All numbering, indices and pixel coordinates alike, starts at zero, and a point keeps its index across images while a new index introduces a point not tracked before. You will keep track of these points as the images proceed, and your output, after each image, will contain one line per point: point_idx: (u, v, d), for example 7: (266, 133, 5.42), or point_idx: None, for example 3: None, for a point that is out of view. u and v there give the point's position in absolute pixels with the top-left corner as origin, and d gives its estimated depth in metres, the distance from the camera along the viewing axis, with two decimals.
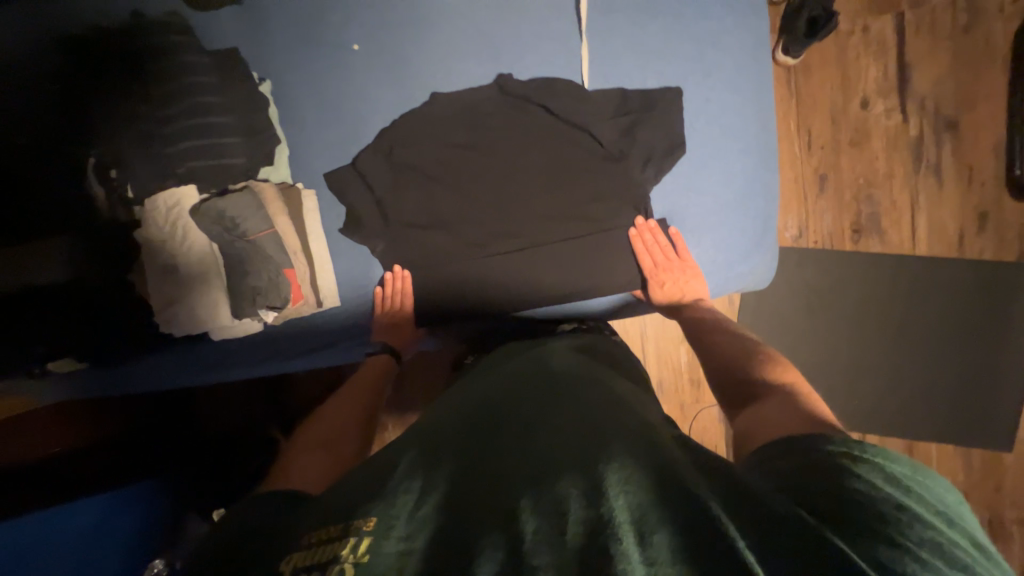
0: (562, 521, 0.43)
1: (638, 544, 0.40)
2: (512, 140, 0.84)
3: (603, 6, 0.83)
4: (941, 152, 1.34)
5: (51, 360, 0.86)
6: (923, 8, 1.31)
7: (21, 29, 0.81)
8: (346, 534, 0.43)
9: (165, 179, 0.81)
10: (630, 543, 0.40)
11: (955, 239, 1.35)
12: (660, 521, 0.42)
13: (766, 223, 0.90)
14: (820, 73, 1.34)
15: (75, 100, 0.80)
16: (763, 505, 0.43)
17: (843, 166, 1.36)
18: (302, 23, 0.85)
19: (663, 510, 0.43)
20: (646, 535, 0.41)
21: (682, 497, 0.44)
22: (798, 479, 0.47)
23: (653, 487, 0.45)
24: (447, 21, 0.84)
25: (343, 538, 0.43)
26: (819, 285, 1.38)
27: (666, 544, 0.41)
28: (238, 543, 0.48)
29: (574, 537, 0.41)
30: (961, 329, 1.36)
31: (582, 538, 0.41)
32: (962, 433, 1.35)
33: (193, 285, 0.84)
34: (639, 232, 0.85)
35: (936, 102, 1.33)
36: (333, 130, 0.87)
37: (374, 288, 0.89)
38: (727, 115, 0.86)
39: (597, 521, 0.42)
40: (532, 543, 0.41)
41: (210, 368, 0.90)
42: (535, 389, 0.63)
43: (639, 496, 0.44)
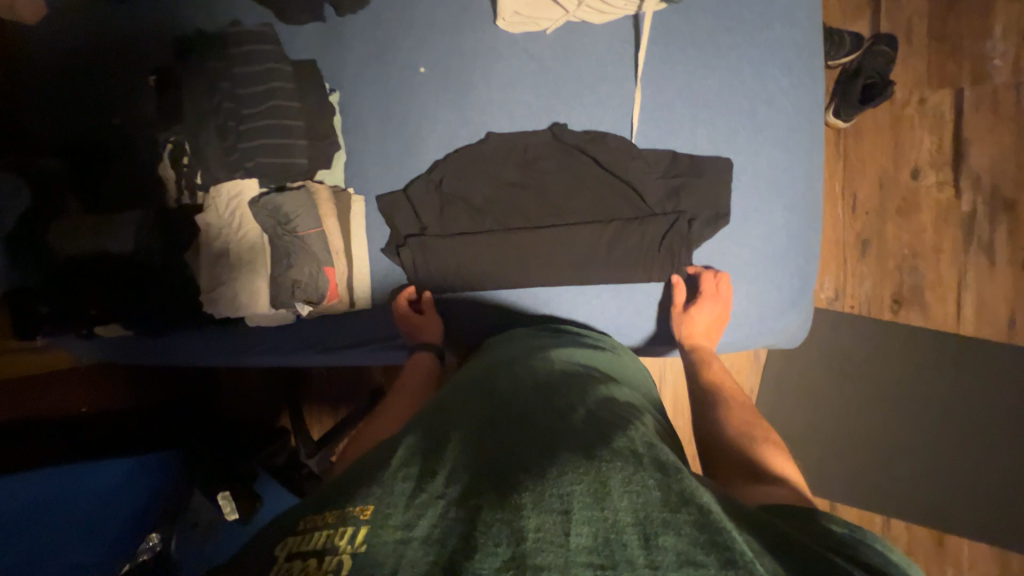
0: (566, 521, 0.40)
1: (642, 547, 0.39)
2: (557, 170, 0.87)
3: (660, 55, 0.87)
4: (995, 232, 1.30)
5: (99, 325, 0.93)
6: (984, 87, 1.30)
7: (147, 35, 0.95)
8: (343, 523, 0.42)
9: (233, 171, 0.88)
10: (632, 546, 0.39)
11: (1004, 323, 1.29)
12: (665, 523, 0.40)
13: (804, 281, 0.88)
14: (872, 138, 1.33)
15: (171, 94, 0.91)
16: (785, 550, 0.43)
17: (888, 234, 1.32)
18: (377, 44, 0.92)
19: (669, 513, 0.41)
20: (652, 538, 0.40)
21: (687, 502, 0.42)
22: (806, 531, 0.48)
23: (656, 490, 0.43)
24: (510, 55, 0.89)
25: (341, 527, 0.42)
26: (853, 352, 1.32)
27: (672, 547, 0.39)
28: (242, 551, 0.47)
29: (578, 538, 0.40)
30: (1007, 420, 1.28)
31: (586, 539, 0.40)
32: (1001, 533, 1.25)
33: (240, 271, 0.88)
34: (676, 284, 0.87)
35: (993, 180, 1.29)
36: (391, 143, 0.92)
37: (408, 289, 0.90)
38: (774, 170, 0.86)
39: (601, 525, 0.40)
40: (533, 541, 0.39)
41: (237, 352, 0.96)
42: (539, 384, 0.62)
43: (643, 498, 0.42)
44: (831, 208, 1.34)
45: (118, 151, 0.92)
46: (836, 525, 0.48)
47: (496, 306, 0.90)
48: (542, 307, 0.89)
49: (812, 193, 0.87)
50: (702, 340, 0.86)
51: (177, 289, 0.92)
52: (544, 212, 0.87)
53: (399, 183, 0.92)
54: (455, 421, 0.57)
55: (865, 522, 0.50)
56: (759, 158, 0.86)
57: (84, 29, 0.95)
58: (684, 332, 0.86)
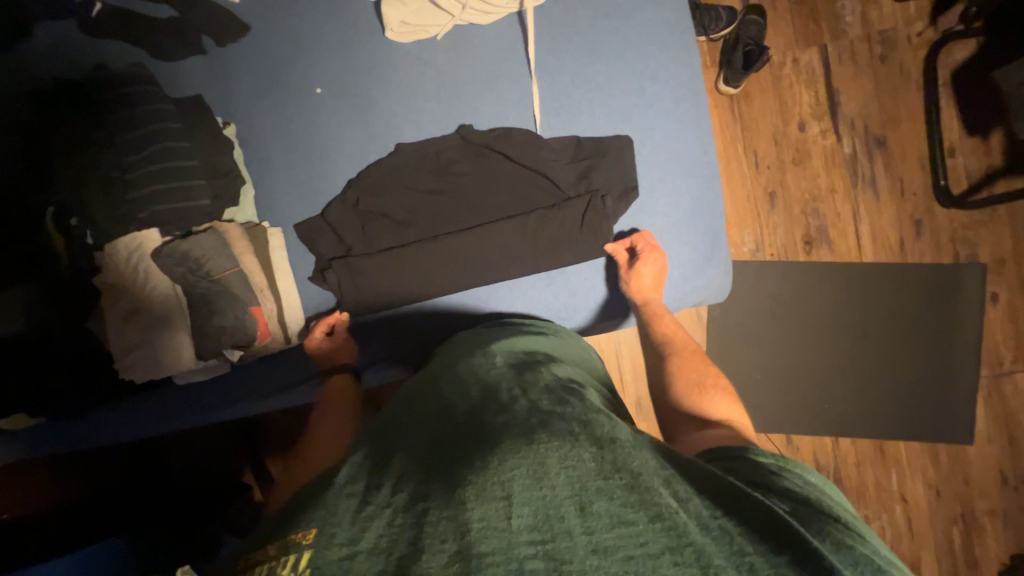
0: (508, 506, 0.42)
1: (579, 517, 0.42)
2: (472, 171, 0.88)
3: (550, 47, 0.91)
4: (874, 167, 1.46)
5: (2, 417, 0.82)
6: (842, 41, 1.46)
7: (1, 91, 0.85)
8: (284, 553, 0.41)
9: (126, 226, 0.82)
10: (570, 517, 0.42)
11: (896, 246, 1.45)
12: (599, 491, 0.44)
13: (716, 239, 0.95)
14: (760, 99, 1.45)
15: (40, 151, 0.83)
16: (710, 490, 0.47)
17: (789, 183, 1.45)
18: (267, 70, 0.89)
19: (602, 480, 0.44)
20: (588, 506, 0.42)
21: (620, 468, 0.45)
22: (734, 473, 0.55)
23: (591, 461, 0.46)
24: (406, 65, 0.90)
25: (282, 557, 0.40)
26: (779, 294, 1.44)
27: (606, 512, 0.42)
28: None
29: (519, 520, 0.42)
30: (914, 330, 1.44)
31: (527, 520, 0.42)
32: (926, 430, 1.41)
33: (157, 328, 0.82)
34: (617, 249, 0.89)
35: (864, 123, 1.46)
36: (299, 168, 0.90)
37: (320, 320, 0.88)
38: (672, 141, 0.93)
39: (540, 503, 0.43)
40: (477, 531, 0.41)
41: (172, 416, 0.89)
42: (481, 379, 0.63)
43: (579, 471, 0.45)
44: (737, 168, 1.45)
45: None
46: (757, 461, 0.56)
47: (436, 313, 0.91)
48: (482, 306, 0.91)
49: (710, 156, 0.94)
50: (651, 293, 0.90)
51: (91, 362, 0.84)
52: (466, 214, 0.88)
53: (315, 207, 0.90)
54: (402, 429, 0.57)
55: (778, 454, 0.58)
56: (656, 132, 0.92)
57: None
58: (634, 291, 0.89)
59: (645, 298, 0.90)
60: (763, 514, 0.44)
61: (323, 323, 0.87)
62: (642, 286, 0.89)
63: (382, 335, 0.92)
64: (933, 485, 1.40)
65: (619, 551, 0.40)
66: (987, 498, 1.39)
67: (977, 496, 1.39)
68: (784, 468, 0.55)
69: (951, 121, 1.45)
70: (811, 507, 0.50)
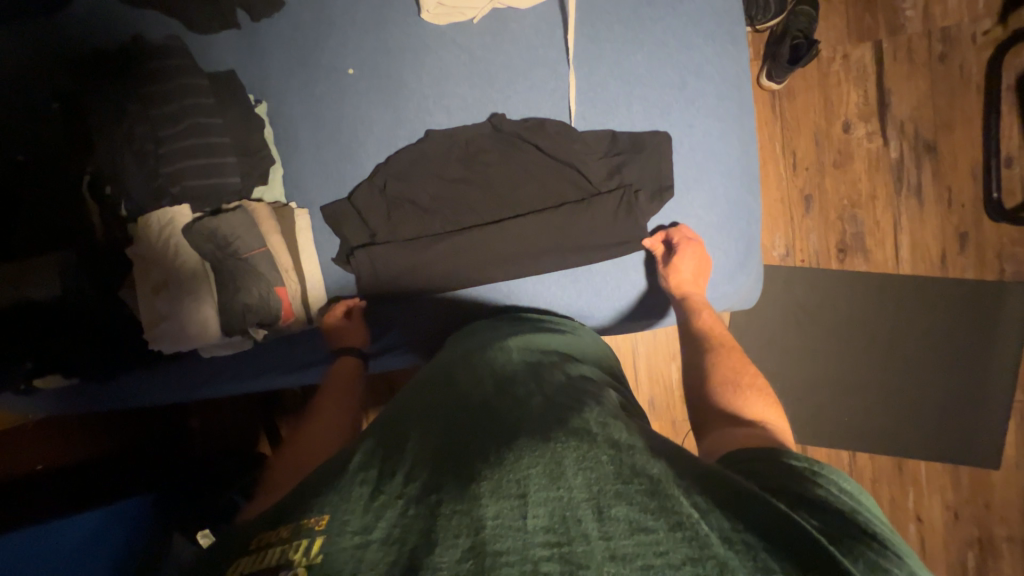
0: (523, 505, 0.41)
1: (596, 520, 0.40)
2: (500, 161, 0.87)
3: (589, 36, 0.88)
4: (922, 174, 1.38)
5: (37, 378, 0.85)
6: (899, 37, 1.37)
7: (41, 60, 0.87)
8: (298, 536, 0.41)
9: (159, 200, 0.83)
10: (586, 521, 0.40)
11: (938, 258, 1.38)
12: (617, 495, 0.42)
13: (749, 245, 0.92)
14: (804, 96, 1.38)
15: (76, 120, 0.84)
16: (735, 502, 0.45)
17: (827, 187, 1.39)
18: (301, 48, 0.89)
19: (620, 484, 0.43)
20: (604, 510, 0.41)
21: (638, 475, 0.44)
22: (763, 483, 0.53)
23: (609, 465, 0.45)
24: (440, 49, 0.89)
25: (294, 541, 0.41)
26: (807, 302, 1.39)
27: (623, 517, 0.41)
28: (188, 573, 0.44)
29: (534, 520, 0.40)
30: (947, 347, 1.38)
31: (542, 520, 0.40)
32: (951, 451, 1.36)
33: (185, 301, 0.84)
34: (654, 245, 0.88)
35: (915, 126, 1.37)
36: (328, 150, 0.90)
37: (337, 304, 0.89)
38: (710, 139, 0.89)
39: (557, 504, 0.41)
40: (491, 528, 0.40)
41: (195, 386, 0.92)
42: (496, 373, 0.62)
43: (596, 473, 0.44)
44: (773, 169, 1.39)
45: (27, 188, 0.83)
46: (789, 463, 0.55)
47: (456, 304, 0.90)
48: (502, 301, 0.90)
49: (748, 158, 0.91)
50: (691, 287, 0.88)
51: (119, 329, 0.87)
52: (494, 205, 0.87)
53: (342, 190, 0.90)
54: (415, 417, 0.57)
55: (814, 460, 0.55)
56: (694, 130, 0.89)
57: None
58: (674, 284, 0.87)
59: (685, 292, 0.88)
60: (791, 529, 0.42)
61: (341, 304, 0.89)
62: (684, 279, 0.87)
63: (400, 320, 0.93)
64: (951, 506, 1.36)
65: (637, 559, 0.38)
66: (1009, 524, 1.34)
67: (998, 521, 1.35)
68: (815, 475, 0.53)
69: (1011, 129, 1.36)
70: (848, 526, 0.46)
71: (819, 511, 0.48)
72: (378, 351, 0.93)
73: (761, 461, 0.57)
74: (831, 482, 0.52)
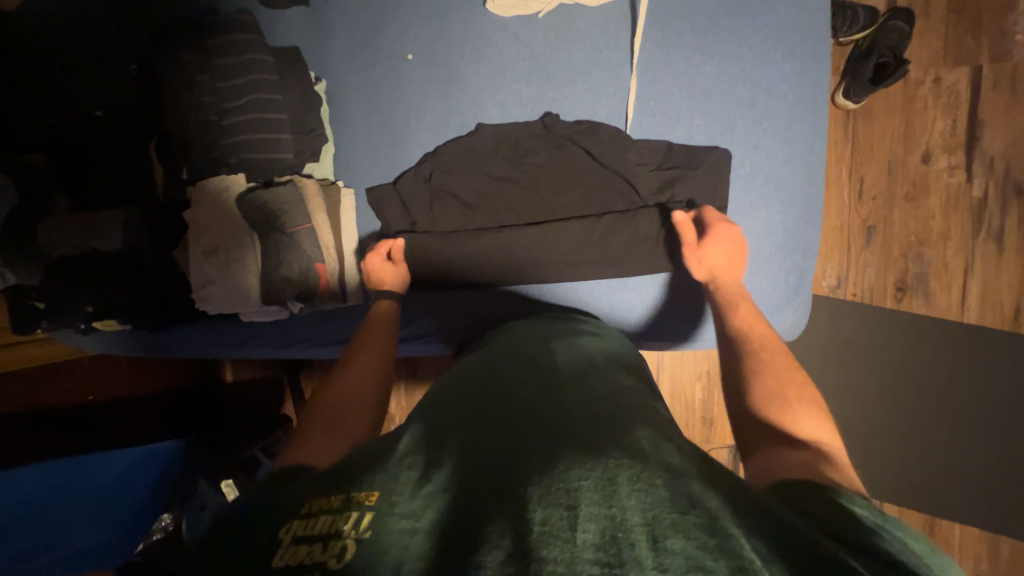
0: (573, 516, 0.37)
1: (650, 549, 0.35)
2: (549, 163, 0.86)
3: (658, 42, 0.86)
4: (1006, 218, 1.26)
5: (97, 320, 0.92)
6: (1003, 63, 1.24)
7: (122, 21, 0.91)
8: (347, 509, 0.42)
9: (218, 168, 0.87)
10: (640, 547, 0.35)
11: (1010, 312, 1.27)
12: (675, 525, 0.37)
13: (800, 278, 0.88)
14: (882, 119, 1.28)
15: (151, 85, 0.90)
16: (808, 563, 0.37)
17: (895, 220, 1.28)
18: (364, 29, 0.90)
19: (678, 514, 0.38)
20: (660, 539, 0.36)
21: (696, 507, 0.39)
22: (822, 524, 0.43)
23: (664, 489, 0.40)
24: (502, 43, 0.88)
25: (345, 512, 0.41)
26: (852, 340, 1.31)
27: (681, 551, 0.35)
28: (238, 517, 0.43)
29: (584, 535, 0.36)
30: (1009, 408, 1.26)
31: (592, 536, 0.36)
32: (993, 519, 1.26)
33: (232, 267, 0.87)
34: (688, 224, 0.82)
35: (1007, 164, 1.25)
36: (379, 134, 0.91)
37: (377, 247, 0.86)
38: (774, 163, 0.87)
39: (608, 522, 0.37)
40: (538, 536, 0.36)
41: (235, 345, 0.96)
42: (543, 374, 0.60)
43: (651, 497, 0.39)
44: (836, 193, 1.29)
45: (109, 142, 0.89)
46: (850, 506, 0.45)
47: (485, 300, 0.90)
48: (531, 302, 0.89)
49: (813, 187, 0.87)
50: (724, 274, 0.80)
51: (167, 286, 0.91)
52: (536, 207, 0.86)
53: (388, 175, 0.91)
54: (461, 408, 0.56)
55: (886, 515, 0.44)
56: (758, 151, 0.86)
57: (49, 7, 0.89)
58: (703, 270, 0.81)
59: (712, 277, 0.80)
60: None
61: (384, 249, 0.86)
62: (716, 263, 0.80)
63: (431, 307, 0.92)
64: None
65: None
66: None
67: None
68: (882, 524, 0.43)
69: None
70: None
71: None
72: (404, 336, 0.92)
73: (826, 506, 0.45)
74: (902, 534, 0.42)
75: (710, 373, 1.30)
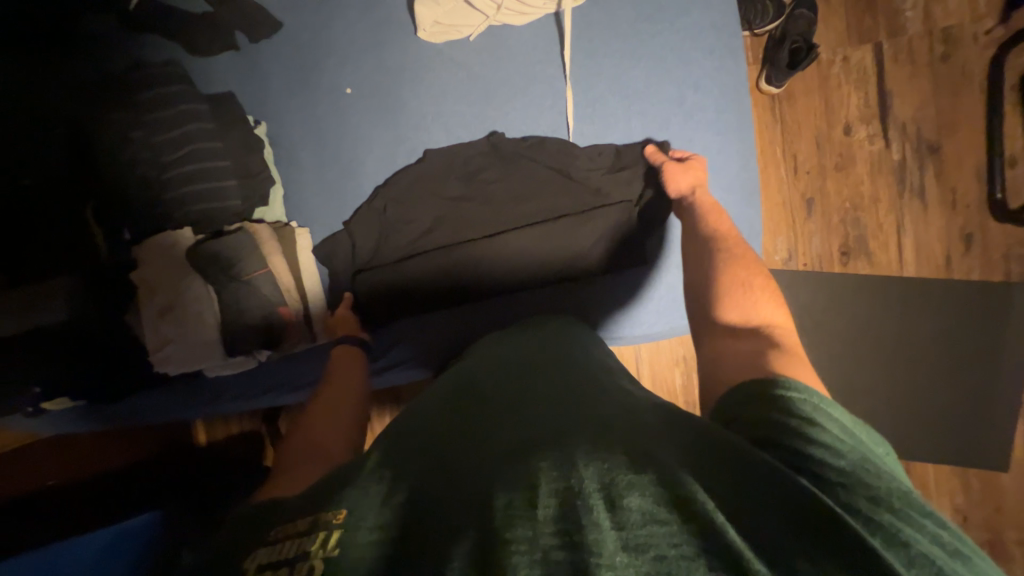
0: (533, 496, 0.39)
1: (607, 510, 0.37)
2: (500, 178, 0.88)
3: (587, 52, 0.91)
4: (925, 176, 1.37)
5: (46, 400, 0.86)
6: (899, 38, 1.36)
7: (32, 81, 0.86)
8: (316, 529, 0.41)
9: (164, 223, 0.85)
10: (598, 511, 0.37)
11: (943, 260, 1.37)
12: (630, 485, 0.39)
13: (751, 257, 0.93)
14: (804, 99, 1.37)
15: (77, 146, 0.85)
16: (757, 486, 0.41)
17: (830, 190, 1.38)
18: (299, 67, 0.90)
19: (634, 474, 0.40)
20: (617, 500, 0.38)
21: (649, 464, 0.41)
22: (769, 435, 0.48)
23: (621, 455, 0.42)
24: (440, 68, 0.90)
25: (313, 533, 0.41)
26: (809, 307, 1.38)
27: (637, 507, 0.37)
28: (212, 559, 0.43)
29: (545, 510, 0.38)
30: (957, 348, 1.36)
31: (553, 510, 0.38)
32: (961, 454, 1.35)
33: (189, 323, 0.84)
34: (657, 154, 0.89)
35: (917, 127, 1.36)
36: (328, 169, 0.90)
37: (346, 292, 0.89)
38: (709, 153, 0.92)
39: (567, 494, 0.39)
40: (503, 518, 0.37)
41: (207, 403, 0.92)
42: (505, 372, 0.62)
43: (607, 464, 0.41)
44: (774, 172, 1.37)
45: (35, 209, 0.83)
46: (783, 399, 0.51)
47: (456, 321, 0.90)
48: (500, 315, 0.90)
49: (749, 170, 0.93)
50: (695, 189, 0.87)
51: (124, 351, 0.87)
52: (494, 218, 0.87)
53: (343, 209, 0.90)
54: (430, 416, 0.56)
55: (813, 393, 0.52)
56: (693, 144, 0.92)
57: None
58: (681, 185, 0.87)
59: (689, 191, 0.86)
60: (813, 508, 0.38)
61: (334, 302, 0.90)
62: (689, 227, 0.84)
63: (406, 334, 0.91)
64: (961, 510, 1.34)
65: (652, 549, 0.34)
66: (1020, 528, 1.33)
67: (1009, 524, 1.34)
68: (817, 411, 0.49)
69: (1014, 129, 1.35)
70: (871, 489, 0.42)
71: (838, 488, 0.43)
72: (381, 364, 0.91)
73: (767, 395, 0.53)
74: (830, 419, 0.49)
75: (686, 358, 1.34)
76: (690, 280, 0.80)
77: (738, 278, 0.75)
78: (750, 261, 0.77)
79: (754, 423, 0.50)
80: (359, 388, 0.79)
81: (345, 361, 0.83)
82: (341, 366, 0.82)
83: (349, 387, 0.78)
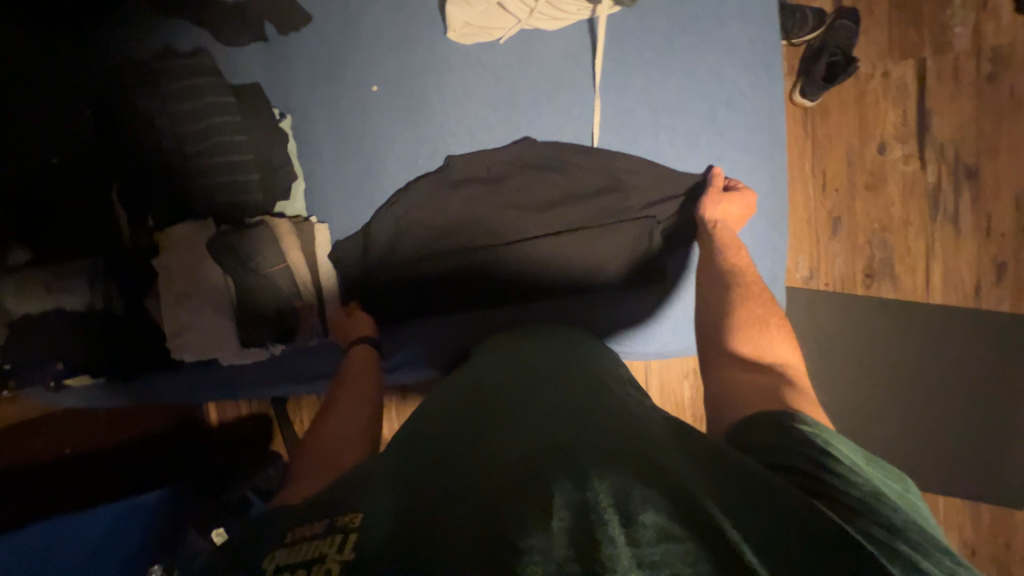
0: (546, 506, 0.38)
1: (622, 526, 0.36)
2: (522, 184, 0.86)
3: (618, 60, 0.89)
4: (960, 200, 1.32)
5: (69, 377, 0.88)
6: (945, 55, 1.30)
7: (63, 62, 0.87)
8: (332, 533, 0.41)
9: (188, 212, 0.85)
10: (613, 526, 0.36)
11: (972, 289, 1.33)
12: (645, 500, 0.38)
13: (772, 280, 0.91)
14: (839, 113, 1.32)
15: (105, 130, 0.86)
16: (776, 513, 0.40)
17: (858, 210, 1.33)
18: (326, 62, 0.89)
19: (647, 490, 0.39)
20: (632, 515, 0.37)
21: (661, 479, 0.41)
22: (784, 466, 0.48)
23: (634, 470, 0.41)
24: (467, 69, 0.89)
25: (331, 538, 0.40)
26: (828, 328, 1.34)
27: (652, 523, 0.36)
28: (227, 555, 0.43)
29: (559, 522, 0.37)
30: (978, 379, 1.32)
31: (567, 522, 0.37)
32: (974, 487, 1.31)
33: (206, 311, 0.85)
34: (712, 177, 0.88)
35: (956, 149, 1.31)
36: (350, 166, 0.90)
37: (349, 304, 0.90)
38: (736, 170, 0.90)
39: (581, 504, 0.38)
40: (516, 527, 0.36)
41: (217, 391, 0.93)
42: (517, 377, 0.61)
43: (621, 478, 0.41)
44: (802, 187, 1.33)
45: (61, 191, 0.85)
46: (795, 430, 0.51)
47: (469, 323, 0.89)
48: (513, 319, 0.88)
49: (776, 191, 0.91)
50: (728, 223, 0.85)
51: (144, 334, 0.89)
52: (513, 225, 0.86)
53: (362, 207, 0.91)
54: (440, 419, 0.55)
55: (825, 427, 0.52)
56: (720, 161, 0.90)
57: None
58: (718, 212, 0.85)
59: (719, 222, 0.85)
60: (832, 538, 0.38)
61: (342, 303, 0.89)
62: (710, 247, 0.83)
63: (418, 334, 0.91)
64: (968, 543, 1.31)
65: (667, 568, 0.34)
66: None
67: (1018, 561, 1.31)
68: (830, 444, 0.49)
69: None
70: (890, 522, 0.41)
71: (856, 516, 0.41)
72: (390, 364, 0.91)
73: (779, 424, 0.52)
74: (841, 451, 0.49)
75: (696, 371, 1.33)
76: (708, 300, 0.78)
77: (755, 315, 0.74)
78: (767, 299, 0.77)
79: (766, 454, 0.50)
80: (373, 389, 0.79)
81: (360, 363, 0.82)
82: (355, 368, 0.82)
83: (360, 387, 0.78)
